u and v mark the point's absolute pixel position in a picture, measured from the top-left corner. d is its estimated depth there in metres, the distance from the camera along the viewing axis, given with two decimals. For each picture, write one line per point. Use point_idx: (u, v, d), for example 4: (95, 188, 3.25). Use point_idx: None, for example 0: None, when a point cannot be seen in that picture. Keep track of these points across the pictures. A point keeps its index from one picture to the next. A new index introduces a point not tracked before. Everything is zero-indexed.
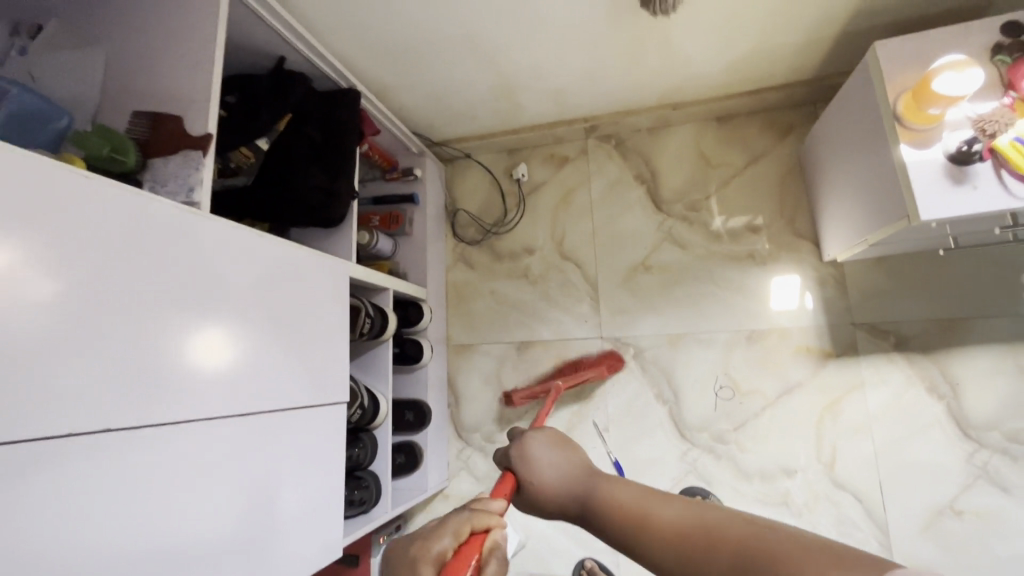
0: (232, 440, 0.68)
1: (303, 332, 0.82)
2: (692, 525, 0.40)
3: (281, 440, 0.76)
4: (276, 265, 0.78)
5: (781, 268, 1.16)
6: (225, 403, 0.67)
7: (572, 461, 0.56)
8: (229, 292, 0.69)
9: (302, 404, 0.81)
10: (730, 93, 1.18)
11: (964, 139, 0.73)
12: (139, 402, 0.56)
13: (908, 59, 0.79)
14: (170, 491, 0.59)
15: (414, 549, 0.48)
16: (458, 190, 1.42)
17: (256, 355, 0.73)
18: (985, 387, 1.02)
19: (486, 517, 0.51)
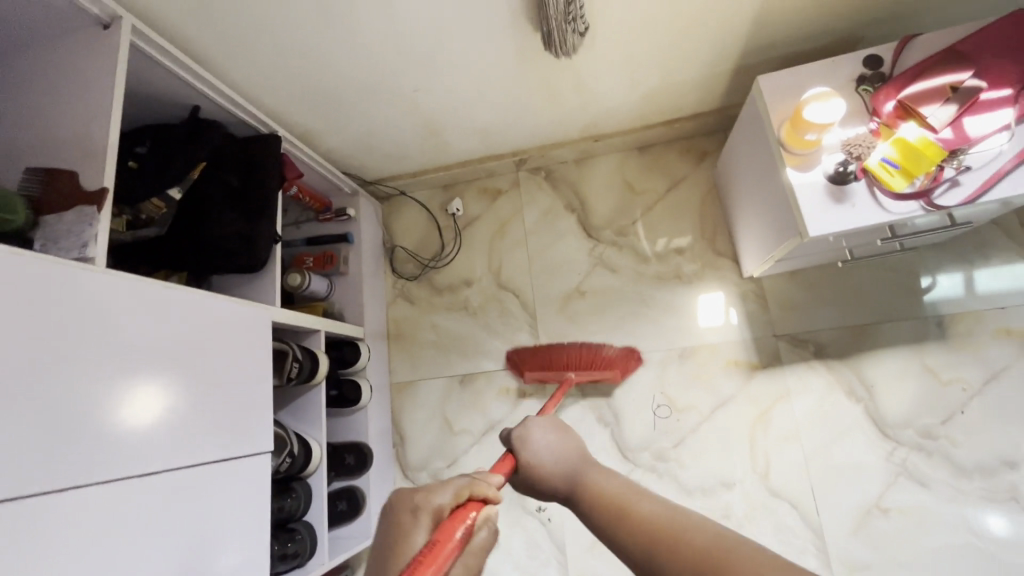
0: (134, 509, 0.63)
1: (222, 384, 0.79)
2: (664, 522, 0.46)
3: (197, 501, 0.72)
4: (191, 315, 0.75)
5: (706, 286, 1.22)
6: (128, 462, 0.63)
7: (566, 450, 0.65)
8: (130, 351, 0.65)
9: (220, 458, 0.76)
10: (646, 124, 1.24)
11: (839, 161, 0.80)
12: (22, 471, 0.53)
13: (786, 91, 0.86)
14: (54, 563, 0.55)
15: (419, 496, 0.56)
16: (395, 226, 1.43)
17: (163, 414, 0.69)
18: (897, 388, 1.09)
19: (484, 486, 0.59)
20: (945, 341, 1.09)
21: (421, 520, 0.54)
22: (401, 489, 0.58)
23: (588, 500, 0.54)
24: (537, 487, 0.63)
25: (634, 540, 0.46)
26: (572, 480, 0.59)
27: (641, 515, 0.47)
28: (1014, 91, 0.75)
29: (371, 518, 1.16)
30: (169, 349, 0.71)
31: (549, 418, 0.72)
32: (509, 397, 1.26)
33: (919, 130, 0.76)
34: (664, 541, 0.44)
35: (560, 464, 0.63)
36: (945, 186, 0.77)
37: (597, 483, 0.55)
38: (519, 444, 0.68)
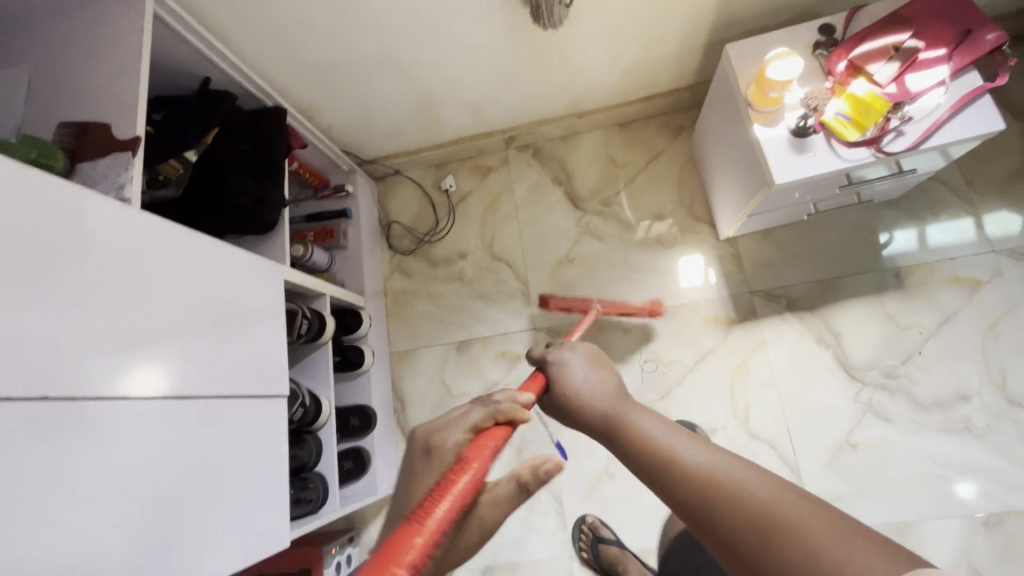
0: (159, 437, 0.66)
1: (229, 328, 0.82)
2: (714, 473, 0.42)
3: (214, 435, 0.75)
4: (198, 260, 0.78)
5: (686, 250, 1.31)
6: (170, 385, 0.69)
7: (603, 384, 0.62)
8: (144, 287, 0.68)
9: (231, 396, 0.79)
10: (627, 100, 1.33)
11: (800, 116, 0.90)
12: (84, 378, 0.59)
13: (752, 56, 0.95)
14: (115, 463, 0.60)
15: (434, 435, 0.56)
16: (390, 204, 1.49)
17: (179, 349, 0.72)
18: (861, 334, 1.19)
19: (510, 411, 0.56)
20: (902, 290, 1.19)
21: (438, 457, 0.54)
22: (418, 429, 0.59)
23: (625, 439, 0.51)
24: (568, 413, 0.62)
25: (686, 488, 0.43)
26: (605, 415, 0.56)
27: (689, 462, 0.44)
28: (948, 51, 0.86)
29: (376, 476, 1.21)
30: (179, 289, 0.73)
31: (583, 349, 0.70)
32: (505, 360, 1.33)
33: (868, 86, 0.87)
34: (719, 492, 0.41)
35: (596, 396, 0.60)
36: (892, 136, 0.87)
37: (639, 422, 0.52)
38: (557, 372, 0.66)
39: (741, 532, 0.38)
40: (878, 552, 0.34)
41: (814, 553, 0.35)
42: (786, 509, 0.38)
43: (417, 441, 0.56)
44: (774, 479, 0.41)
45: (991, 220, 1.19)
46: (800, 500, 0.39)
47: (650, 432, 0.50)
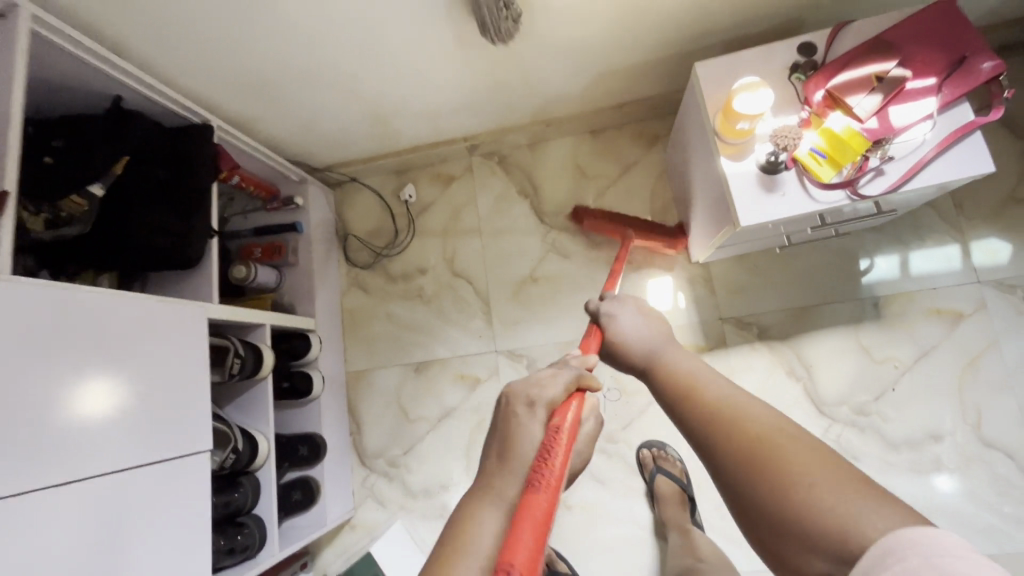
0: (20, 536, 0.60)
1: (130, 389, 0.74)
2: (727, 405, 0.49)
3: (102, 516, 0.68)
4: (79, 321, 0.69)
5: (656, 271, 1.23)
6: (58, 467, 0.64)
7: (652, 328, 0.67)
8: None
9: (130, 466, 0.73)
10: (597, 108, 1.23)
11: (770, 151, 0.81)
12: None
13: (722, 79, 0.86)
14: None
15: (532, 390, 0.56)
16: (347, 214, 1.41)
17: (52, 430, 0.65)
18: (834, 368, 1.13)
19: (590, 379, 0.60)
20: (879, 321, 1.13)
21: (538, 413, 0.54)
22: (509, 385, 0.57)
23: (662, 377, 0.57)
24: (616, 359, 0.67)
25: (694, 418, 0.50)
26: (647, 360, 0.62)
27: (712, 393, 0.51)
28: (938, 80, 0.77)
29: (326, 507, 1.17)
30: (51, 361, 0.66)
31: (633, 300, 0.73)
32: (464, 384, 1.28)
33: (845, 120, 0.78)
34: (726, 420, 0.47)
35: (642, 343, 0.65)
36: (870, 175, 0.79)
37: (671, 363, 0.59)
38: (607, 322, 0.71)
39: (736, 457, 0.44)
40: (854, 494, 0.38)
41: (791, 484, 0.40)
42: (783, 442, 0.43)
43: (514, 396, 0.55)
44: (782, 417, 0.46)
45: (979, 247, 1.11)
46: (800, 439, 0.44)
47: (681, 372, 0.56)
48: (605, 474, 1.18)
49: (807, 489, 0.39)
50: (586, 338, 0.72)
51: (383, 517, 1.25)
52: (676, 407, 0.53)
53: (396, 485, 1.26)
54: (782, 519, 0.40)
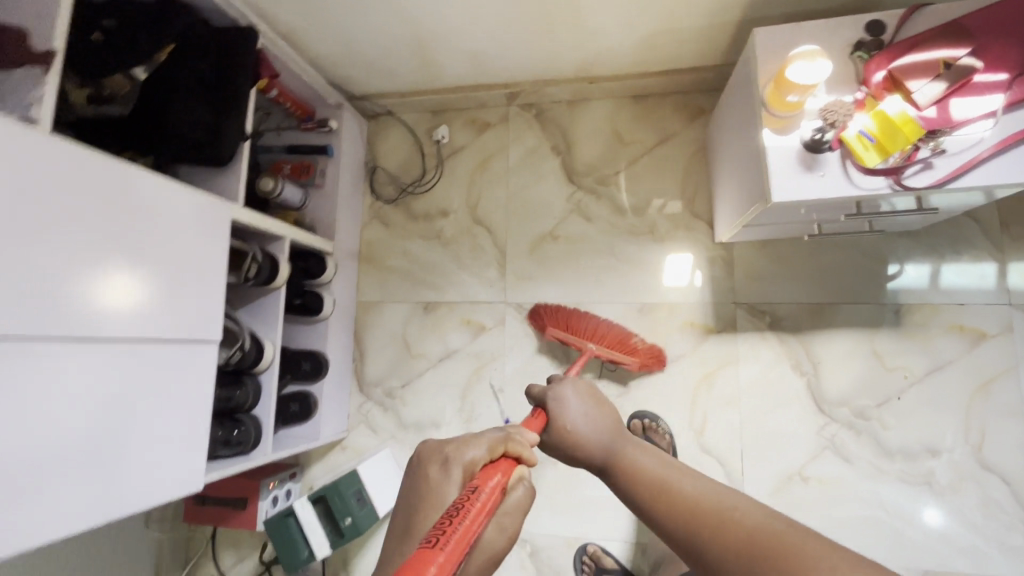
0: (47, 382, 0.64)
1: (154, 264, 0.77)
2: (704, 505, 0.52)
3: (116, 379, 0.72)
4: (112, 191, 0.71)
5: (676, 246, 1.22)
6: (75, 325, 0.66)
7: (597, 422, 0.73)
8: (36, 223, 0.62)
9: (142, 340, 0.75)
10: (643, 72, 1.20)
11: (815, 128, 0.78)
12: None
13: (779, 47, 0.82)
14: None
15: (449, 449, 0.60)
16: (379, 146, 1.41)
17: (79, 288, 0.67)
18: (842, 368, 1.11)
19: (518, 445, 0.63)
20: (897, 328, 1.10)
21: (453, 471, 0.58)
22: (429, 443, 0.62)
23: (629, 476, 0.62)
24: (568, 450, 0.73)
25: (678, 522, 0.52)
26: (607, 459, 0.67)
27: (683, 495, 0.54)
28: (1009, 77, 0.72)
29: (321, 423, 1.20)
30: (87, 223, 0.68)
31: (584, 386, 0.81)
32: (469, 329, 1.29)
33: (901, 104, 0.73)
34: (706, 525, 0.50)
35: (592, 432, 0.71)
36: (917, 168, 0.76)
37: (637, 463, 0.62)
38: (553, 404, 0.78)
39: (727, 555, 0.47)
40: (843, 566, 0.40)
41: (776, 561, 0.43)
42: (764, 529, 0.46)
43: (431, 451, 0.60)
44: (751, 502, 0.51)
45: (1018, 269, 1.07)
46: (756, 511, 0.49)
47: (649, 473, 0.60)
48: None
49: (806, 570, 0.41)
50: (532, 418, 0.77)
51: (374, 443, 1.29)
52: (650, 509, 0.56)
53: (391, 415, 1.30)
54: None
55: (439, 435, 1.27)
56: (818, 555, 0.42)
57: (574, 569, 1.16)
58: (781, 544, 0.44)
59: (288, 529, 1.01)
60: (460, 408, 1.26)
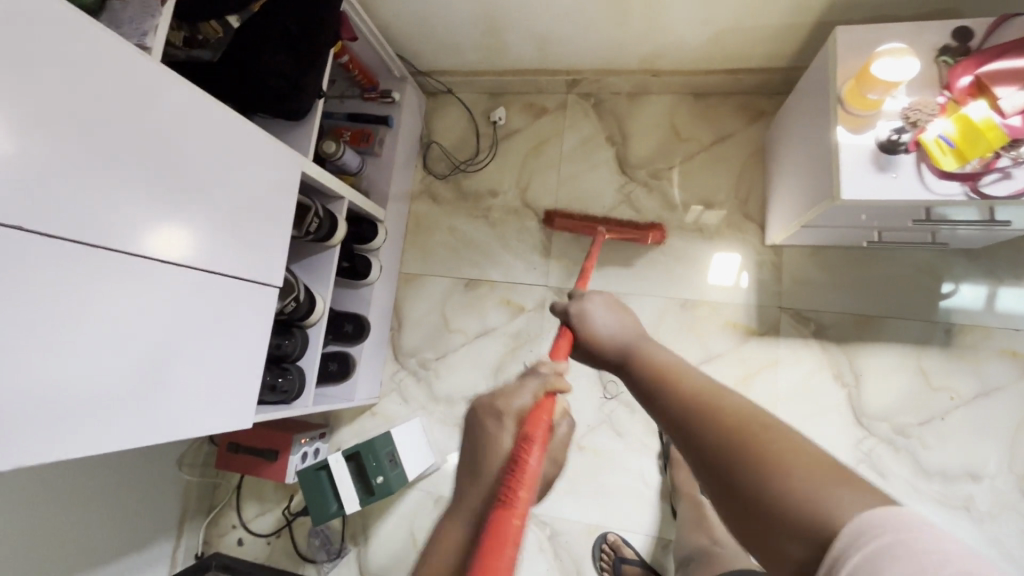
0: (131, 303, 0.66)
1: (229, 202, 0.79)
2: (714, 396, 0.41)
3: (187, 310, 0.74)
4: (207, 128, 0.74)
5: (724, 246, 1.21)
6: (164, 249, 0.70)
7: (628, 332, 0.56)
8: (134, 148, 0.64)
9: (217, 273, 0.79)
10: (708, 69, 1.20)
11: (894, 128, 0.77)
12: (78, 222, 0.59)
13: (861, 47, 0.82)
14: (95, 311, 0.62)
15: (500, 401, 0.47)
16: (435, 123, 1.43)
17: (164, 216, 0.70)
18: (885, 383, 1.10)
19: (559, 383, 0.51)
20: (946, 347, 1.08)
21: (505, 425, 0.46)
22: (476, 395, 0.49)
23: (636, 368, 0.50)
24: (587, 357, 0.59)
25: (671, 406, 0.43)
26: (619, 355, 0.54)
27: (690, 386, 0.43)
28: None
29: (356, 384, 1.23)
30: (184, 155, 0.71)
31: (606, 295, 0.62)
32: (508, 309, 1.30)
33: (987, 111, 0.72)
34: (698, 410, 0.41)
35: (612, 341, 0.56)
36: (995, 176, 0.75)
37: (653, 357, 0.50)
38: (575, 319, 0.60)
39: (717, 445, 0.38)
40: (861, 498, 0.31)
41: (776, 469, 0.34)
42: (771, 427, 0.37)
43: (480, 405, 0.47)
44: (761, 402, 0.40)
45: None
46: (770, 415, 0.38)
47: (657, 363, 0.48)
48: (624, 426, 1.19)
49: (795, 480, 0.33)
50: (556, 337, 0.61)
51: (404, 412, 1.31)
52: (649, 394, 0.46)
53: (423, 386, 1.32)
54: (759, 509, 0.33)
55: None
56: (813, 469, 0.33)
57: (592, 557, 1.15)
58: (788, 452, 0.35)
59: (321, 483, 1.04)
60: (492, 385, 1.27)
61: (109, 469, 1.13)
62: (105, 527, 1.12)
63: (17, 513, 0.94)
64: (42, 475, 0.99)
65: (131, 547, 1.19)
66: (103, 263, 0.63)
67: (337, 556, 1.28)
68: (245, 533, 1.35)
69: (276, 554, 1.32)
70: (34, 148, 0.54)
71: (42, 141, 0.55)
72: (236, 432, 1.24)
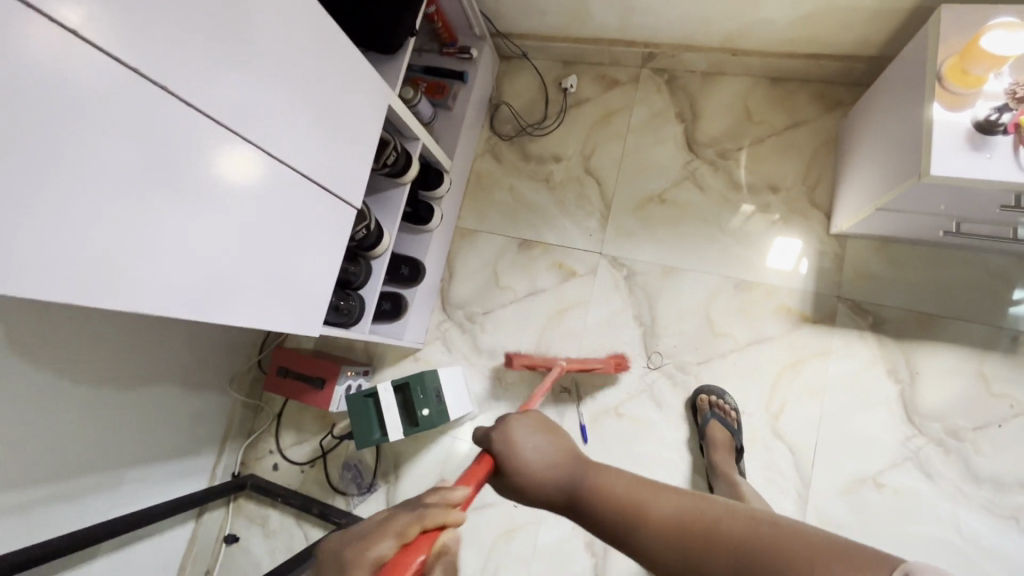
0: (236, 189, 0.70)
1: (325, 113, 0.83)
2: (694, 522, 0.45)
3: (279, 204, 0.78)
4: (319, 37, 0.78)
5: (787, 231, 1.20)
6: (271, 142, 0.74)
7: (555, 450, 0.61)
8: (260, 44, 0.68)
9: (309, 177, 0.83)
10: (791, 52, 1.19)
11: (994, 108, 0.76)
12: (211, 97, 0.63)
13: (967, 25, 0.81)
14: (210, 185, 0.66)
15: (349, 553, 0.43)
16: (506, 86, 1.46)
17: (275, 114, 0.73)
18: (942, 384, 1.07)
19: (437, 514, 0.47)
20: (1012, 355, 1.05)
21: None
22: (331, 543, 0.46)
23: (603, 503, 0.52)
24: (525, 489, 0.60)
25: (667, 551, 0.45)
26: (575, 486, 0.56)
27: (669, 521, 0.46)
28: None
29: (406, 325, 1.26)
30: (297, 58, 0.75)
31: (528, 412, 0.67)
32: (559, 273, 1.32)
33: None
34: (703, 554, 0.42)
35: (550, 463, 0.59)
36: None
37: (600, 484, 0.54)
38: (501, 451, 0.62)
39: None
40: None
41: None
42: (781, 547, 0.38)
43: (328, 558, 0.44)
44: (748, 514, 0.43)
45: None
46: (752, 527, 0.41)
47: (620, 490, 0.52)
48: (665, 398, 1.19)
49: None
50: (474, 467, 0.60)
51: (446, 360, 1.34)
52: (636, 533, 0.47)
53: (467, 338, 1.34)
54: None
55: (510, 365, 1.30)
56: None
57: None
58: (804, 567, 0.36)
59: (367, 411, 1.07)
60: (536, 344, 1.29)
61: (166, 372, 1.19)
62: (156, 424, 1.18)
63: (87, 393, 1.01)
64: (111, 364, 1.05)
65: (177, 452, 1.26)
66: (222, 148, 0.66)
67: (367, 491, 1.32)
68: (281, 459, 1.41)
69: (308, 482, 1.37)
70: (188, 20, 0.58)
71: (191, 13, 0.58)
72: (287, 357, 1.29)
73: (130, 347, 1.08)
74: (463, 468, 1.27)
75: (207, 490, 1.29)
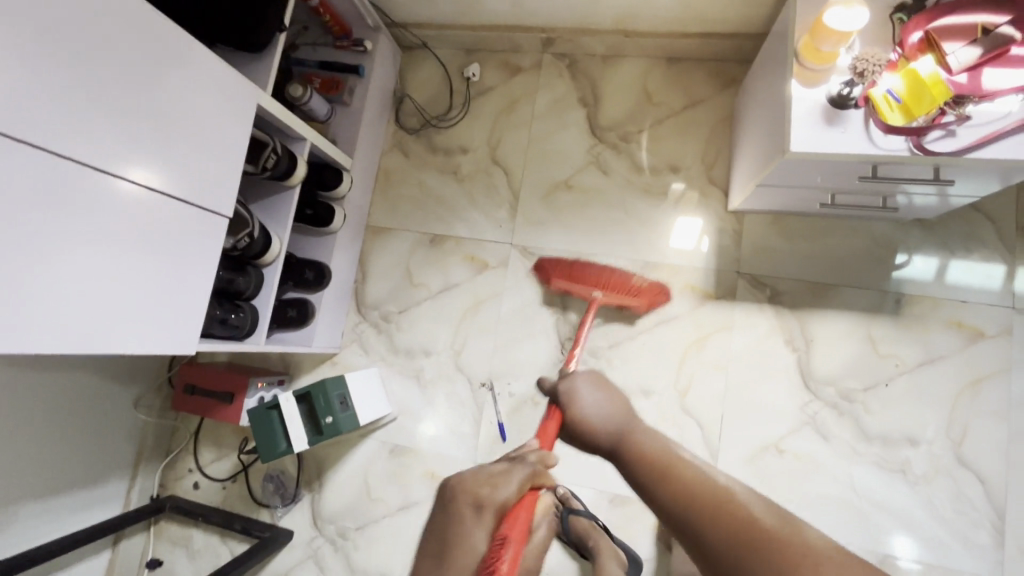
0: (36, 207, 0.63)
1: (181, 125, 0.78)
2: None
3: (135, 226, 0.74)
4: (157, 45, 0.73)
5: (686, 210, 1.22)
6: (109, 161, 0.69)
7: None
8: (44, 46, 0.61)
9: (170, 195, 0.78)
10: (681, 32, 1.20)
11: (844, 83, 0.78)
12: (12, 119, 0.59)
13: (820, 2, 0.82)
14: (31, 210, 0.62)
15: None
16: (409, 77, 1.42)
17: (80, 120, 0.65)
18: (834, 349, 1.11)
19: None
20: (897, 316, 1.10)
21: None
22: None
23: None
24: None
25: None
26: None
27: None
28: None
29: (316, 331, 1.23)
30: (133, 70, 0.71)
31: None
32: (472, 266, 1.30)
33: (934, 66, 0.73)
34: None
35: None
36: (939, 133, 0.75)
37: None
38: None
39: None
40: None
41: None
42: None
43: None
44: None
45: None
46: None
47: None
48: None
49: None
50: None
51: (363, 363, 1.32)
52: None
53: (384, 339, 1.32)
54: None
55: (428, 362, 1.29)
56: None
57: None
58: None
59: (271, 421, 1.05)
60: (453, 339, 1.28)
61: (55, 399, 1.12)
62: (55, 457, 1.13)
63: None
64: None
65: (81, 482, 1.20)
66: (32, 170, 0.62)
67: (291, 502, 1.29)
68: (202, 478, 1.36)
69: (230, 499, 1.33)
70: None
71: None
72: (194, 373, 1.24)
73: (7, 378, 1.02)
74: (386, 471, 1.26)
75: (119, 518, 1.24)
